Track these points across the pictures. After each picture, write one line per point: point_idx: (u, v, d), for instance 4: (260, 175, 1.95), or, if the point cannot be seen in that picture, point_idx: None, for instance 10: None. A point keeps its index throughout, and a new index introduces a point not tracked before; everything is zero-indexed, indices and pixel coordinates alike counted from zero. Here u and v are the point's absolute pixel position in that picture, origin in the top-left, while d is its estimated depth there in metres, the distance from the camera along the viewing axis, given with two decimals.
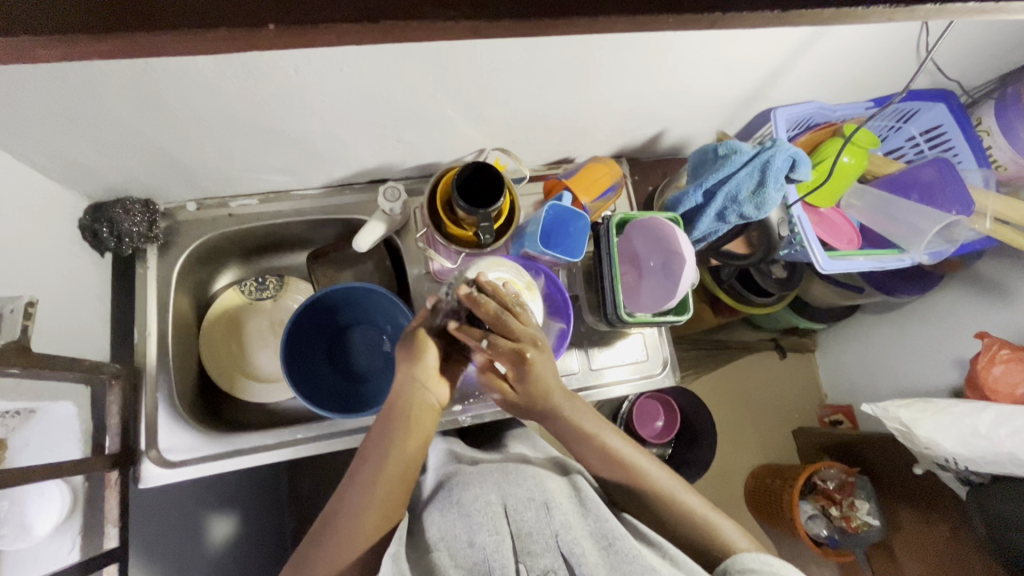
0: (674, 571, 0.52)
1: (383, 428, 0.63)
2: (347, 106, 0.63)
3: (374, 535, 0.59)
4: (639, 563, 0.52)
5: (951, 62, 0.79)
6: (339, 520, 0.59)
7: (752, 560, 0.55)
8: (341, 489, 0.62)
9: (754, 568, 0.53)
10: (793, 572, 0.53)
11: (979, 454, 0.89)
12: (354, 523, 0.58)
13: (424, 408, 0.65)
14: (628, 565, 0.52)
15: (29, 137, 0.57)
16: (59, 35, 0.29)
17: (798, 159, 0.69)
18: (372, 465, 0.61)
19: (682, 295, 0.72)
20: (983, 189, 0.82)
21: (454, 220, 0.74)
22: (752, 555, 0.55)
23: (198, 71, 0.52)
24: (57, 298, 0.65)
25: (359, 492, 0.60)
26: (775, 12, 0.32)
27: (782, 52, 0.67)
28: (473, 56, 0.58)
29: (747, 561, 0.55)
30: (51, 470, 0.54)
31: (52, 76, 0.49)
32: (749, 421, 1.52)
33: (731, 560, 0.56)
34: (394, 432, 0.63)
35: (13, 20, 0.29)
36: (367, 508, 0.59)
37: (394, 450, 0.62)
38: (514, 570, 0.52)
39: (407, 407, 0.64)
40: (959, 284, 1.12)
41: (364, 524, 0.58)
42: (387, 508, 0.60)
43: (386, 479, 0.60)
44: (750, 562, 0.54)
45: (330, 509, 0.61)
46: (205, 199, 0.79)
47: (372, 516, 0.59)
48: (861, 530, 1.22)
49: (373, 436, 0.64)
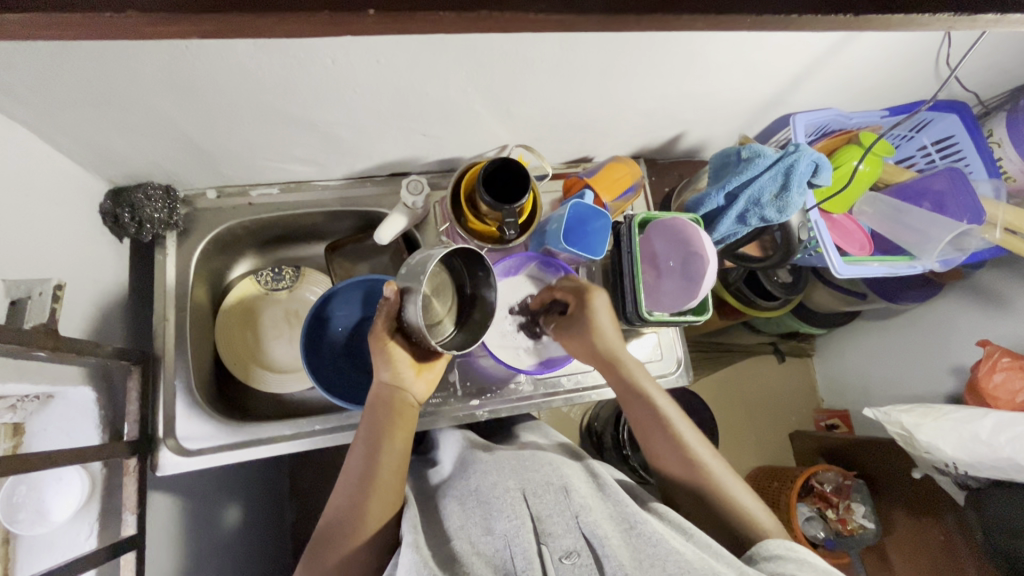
0: (695, 549, 0.53)
1: (368, 431, 0.63)
2: (377, 96, 0.63)
3: (380, 522, 0.60)
4: (662, 544, 0.53)
5: (969, 74, 0.81)
6: (344, 513, 0.59)
7: (776, 546, 0.56)
8: (336, 485, 0.62)
9: (782, 553, 0.54)
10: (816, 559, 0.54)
11: (979, 459, 0.91)
12: (357, 512, 0.59)
13: (405, 404, 0.66)
14: (650, 546, 0.53)
15: (58, 118, 0.57)
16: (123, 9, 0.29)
17: (819, 165, 0.71)
18: (361, 465, 0.61)
19: (703, 295, 0.73)
20: (994, 199, 0.84)
21: (477, 215, 0.74)
22: (780, 542, 0.56)
23: (236, 57, 0.52)
24: (76, 281, 0.64)
25: (355, 485, 0.60)
26: (845, 15, 0.33)
27: (807, 57, 0.68)
28: (509, 50, 0.58)
29: (772, 548, 0.55)
30: (73, 454, 0.53)
31: (90, 55, 0.48)
32: (748, 423, 1.54)
33: (760, 545, 0.56)
34: (383, 429, 0.63)
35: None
36: (368, 497, 0.59)
37: (385, 448, 0.62)
38: (536, 554, 0.54)
39: (390, 405, 0.65)
40: (960, 293, 1.14)
41: (368, 513, 0.59)
42: (387, 495, 0.60)
43: (382, 470, 0.61)
44: (778, 548, 0.55)
45: (334, 503, 0.61)
46: (224, 187, 0.78)
47: (375, 503, 0.60)
48: (857, 532, 1.24)
49: (358, 440, 0.63)
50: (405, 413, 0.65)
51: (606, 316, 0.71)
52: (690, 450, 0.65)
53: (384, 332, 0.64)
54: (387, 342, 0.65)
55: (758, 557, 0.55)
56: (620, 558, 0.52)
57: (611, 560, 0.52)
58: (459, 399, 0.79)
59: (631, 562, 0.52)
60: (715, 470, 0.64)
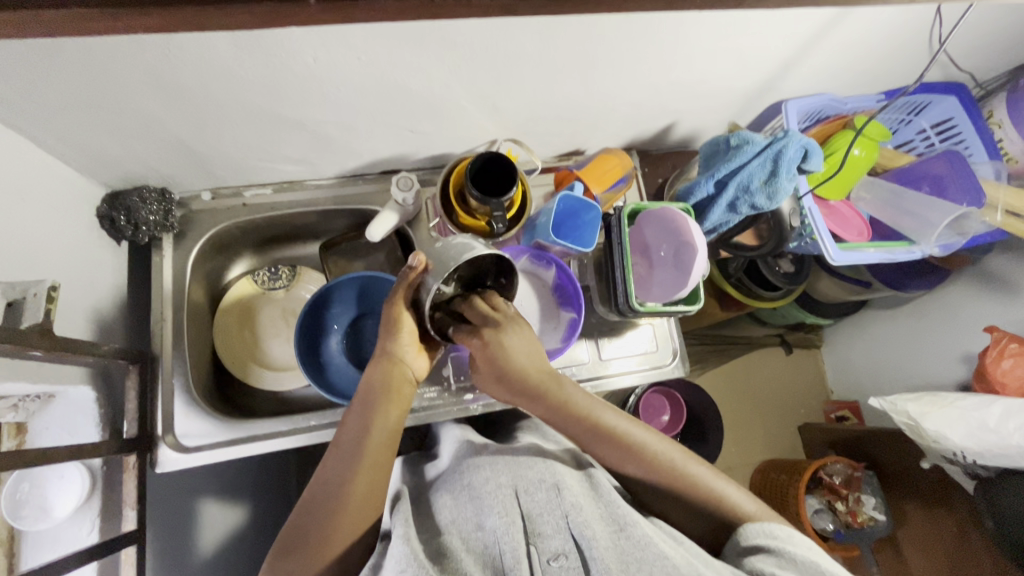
0: (685, 556, 0.54)
1: (365, 402, 0.63)
2: (362, 95, 0.63)
3: (364, 503, 0.59)
4: (651, 549, 0.53)
5: (964, 54, 0.79)
6: (332, 490, 0.59)
7: (757, 535, 0.57)
8: (324, 460, 0.61)
9: (762, 544, 0.56)
10: (799, 543, 0.56)
11: (987, 448, 0.89)
12: (344, 490, 0.58)
13: (400, 380, 0.66)
14: (639, 550, 0.53)
15: (51, 124, 0.58)
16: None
17: (810, 150, 0.69)
18: (355, 440, 0.61)
19: (694, 284, 0.73)
20: (994, 181, 0.82)
21: (466, 210, 0.74)
22: (760, 527, 0.58)
23: (217, 57, 0.53)
24: (73, 284, 0.66)
25: (345, 460, 0.60)
26: None
27: (796, 42, 0.67)
28: (489, 45, 0.58)
29: (752, 537, 0.57)
30: (71, 451, 0.55)
31: (74, 60, 0.49)
32: (755, 415, 1.52)
33: (739, 534, 0.58)
34: (377, 404, 0.63)
35: None
36: (358, 471, 0.59)
37: (378, 419, 0.62)
38: (524, 554, 0.53)
39: (386, 380, 0.65)
40: (968, 279, 1.12)
41: (356, 489, 0.58)
42: (376, 473, 0.60)
43: (373, 445, 0.61)
44: (758, 537, 0.57)
45: (319, 481, 0.60)
46: (220, 188, 0.80)
47: (363, 480, 0.59)
48: (867, 524, 1.23)
49: (353, 412, 0.63)
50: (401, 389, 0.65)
51: (521, 343, 0.66)
52: (658, 460, 0.63)
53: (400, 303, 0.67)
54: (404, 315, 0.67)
55: (740, 548, 0.57)
56: (606, 561, 0.52)
57: (599, 562, 0.52)
58: (452, 393, 0.80)
59: (618, 565, 0.52)
60: (688, 468, 0.63)
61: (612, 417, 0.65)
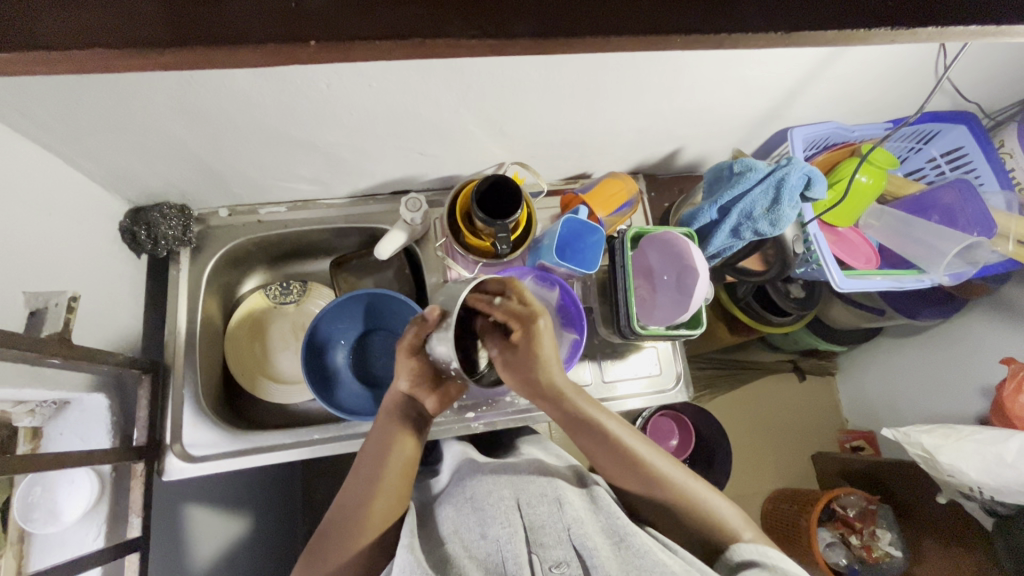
0: (683, 564, 0.52)
1: (382, 432, 0.64)
2: (372, 120, 0.66)
3: (383, 525, 0.59)
4: (649, 558, 0.52)
5: (971, 84, 0.79)
6: (348, 513, 0.60)
7: (750, 551, 0.55)
8: (343, 484, 0.63)
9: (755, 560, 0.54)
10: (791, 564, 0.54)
11: (1004, 484, 0.86)
12: (360, 513, 0.59)
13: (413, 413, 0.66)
14: (639, 559, 0.52)
15: (82, 144, 0.62)
16: (102, 45, 0.31)
17: (812, 178, 0.71)
18: (371, 467, 0.62)
19: (696, 309, 0.73)
20: (1005, 211, 0.81)
21: (473, 231, 0.76)
22: (753, 546, 0.56)
23: (237, 86, 0.56)
24: (95, 295, 0.69)
25: (363, 484, 0.61)
26: (777, 33, 0.34)
27: (798, 72, 0.68)
28: (496, 76, 0.60)
29: (745, 553, 0.55)
30: (83, 457, 0.57)
31: (105, 89, 0.53)
32: (766, 442, 1.48)
33: (731, 550, 0.56)
34: (393, 433, 0.64)
35: (69, 35, 0.31)
36: (374, 497, 0.60)
37: (393, 449, 0.63)
38: (526, 561, 0.52)
39: (402, 410, 0.66)
40: (985, 308, 1.09)
41: (374, 512, 0.59)
42: (392, 496, 0.61)
43: (390, 472, 0.61)
44: (750, 554, 0.55)
45: (337, 506, 0.62)
46: (237, 206, 0.83)
47: (380, 503, 0.60)
48: (882, 561, 1.17)
49: (372, 437, 0.65)
50: (416, 419, 0.66)
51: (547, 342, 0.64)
52: (678, 489, 0.61)
53: (408, 349, 0.63)
54: (409, 358, 0.64)
55: (731, 565, 0.55)
56: (608, 569, 0.51)
57: (600, 569, 0.50)
58: (454, 411, 0.80)
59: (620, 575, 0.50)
60: (688, 483, 0.62)
61: (632, 438, 0.64)
